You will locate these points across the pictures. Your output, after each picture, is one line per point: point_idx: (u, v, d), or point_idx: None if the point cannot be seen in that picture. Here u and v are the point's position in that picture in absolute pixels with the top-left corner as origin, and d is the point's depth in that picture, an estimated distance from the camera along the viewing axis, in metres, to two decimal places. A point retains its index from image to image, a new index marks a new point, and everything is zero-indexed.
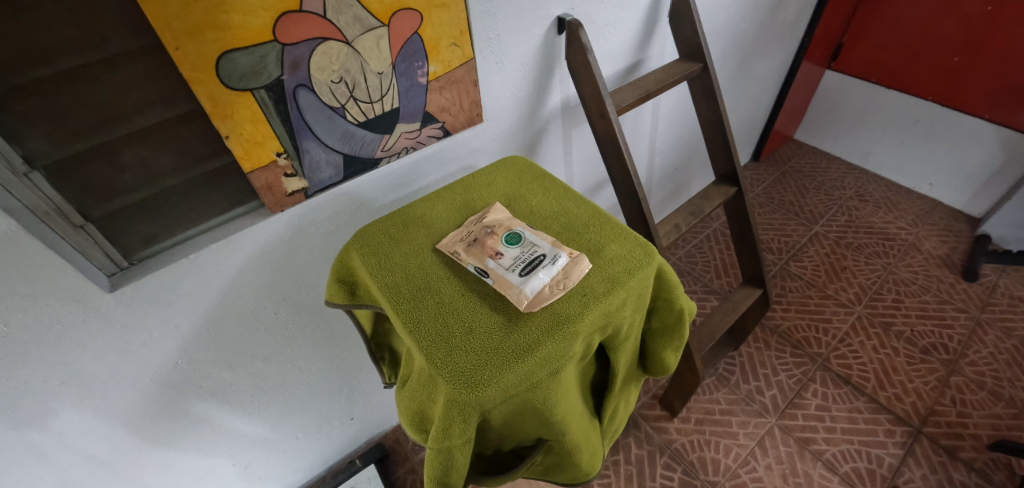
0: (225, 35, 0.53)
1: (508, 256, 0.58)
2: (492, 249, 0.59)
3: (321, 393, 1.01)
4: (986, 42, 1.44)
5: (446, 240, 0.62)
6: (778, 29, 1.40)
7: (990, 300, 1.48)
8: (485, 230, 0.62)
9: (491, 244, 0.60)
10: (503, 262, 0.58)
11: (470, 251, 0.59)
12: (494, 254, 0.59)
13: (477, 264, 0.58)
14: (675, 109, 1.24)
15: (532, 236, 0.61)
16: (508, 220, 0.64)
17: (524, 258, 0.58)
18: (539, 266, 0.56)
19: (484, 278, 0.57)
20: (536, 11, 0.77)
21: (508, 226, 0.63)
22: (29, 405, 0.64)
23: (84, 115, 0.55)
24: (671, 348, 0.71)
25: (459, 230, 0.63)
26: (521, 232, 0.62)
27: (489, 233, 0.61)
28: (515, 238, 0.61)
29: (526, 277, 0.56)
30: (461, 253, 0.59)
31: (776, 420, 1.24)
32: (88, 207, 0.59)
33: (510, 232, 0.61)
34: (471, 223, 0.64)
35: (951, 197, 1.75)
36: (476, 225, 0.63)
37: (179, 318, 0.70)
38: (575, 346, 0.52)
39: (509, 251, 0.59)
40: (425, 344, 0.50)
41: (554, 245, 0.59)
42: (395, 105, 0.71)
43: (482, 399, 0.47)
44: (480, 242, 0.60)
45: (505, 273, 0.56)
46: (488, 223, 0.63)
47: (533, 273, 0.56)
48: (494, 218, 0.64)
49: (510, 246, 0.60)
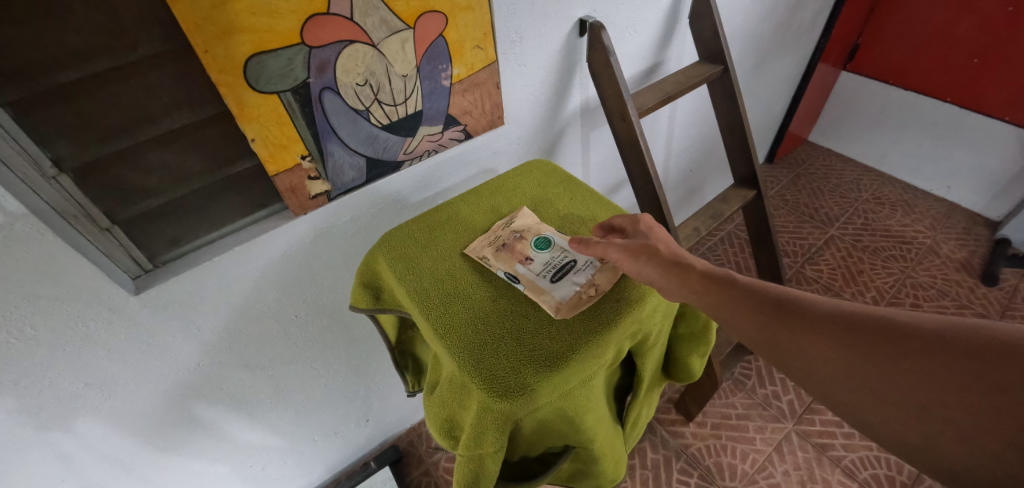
0: (254, 38, 0.53)
1: (538, 261, 0.59)
2: (522, 254, 0.60)
3: (336, 396, 1.01)
4: (1006, 43, 1.41)
5: (474, 246, 0.61)
6: (796, 30, 1.38)
7: (1011, 305, 1.45)
8: (513, 235, 0.62)
9: (520, 248, 0.60)
10: (533, 268, 0.58)
11: (499, 255, 0.60)
12: (523, 259, 0.59)
13: (507, 270, 0.58)
14: (692, 110, 1.23)
15: (561, 241, 0.62)
16: (535, 224, 0.64)
17: (553, 264, 0.59)
18: (570, 271, 0.58)
19: (514, 283, 0.57)
20: (559, 13, 0.76)
21: (537, 230, 0.63)
22: (53, 408, 0.65)
23: (111, 118, 0.55)
24: (697, 353, 0.70)
25: (486, 235, 0.63)
26: (550, 236, 0.63)
27: (518, 238, 0.62)
28: (546, 242, 0.62)
29: (556, 283, 0.57)
30: (490, 258, 0.59)
31: (794, 425, 1.22)
32: (116, 209, 0.59)
33: (539, 237, 0.62)
34: (498, 227, 0.64)
35: (970, 199, 1.72)
36: (504, 230, 0.63)
37: (202, 320, 0.70)
38: (608, 352, 0.52)
39: (538, 256, 0.60)
40: (457, 350, 0.50)
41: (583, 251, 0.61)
42: (419, 108, 0.70)
43: (518, 407, 0.47)
44: (509, 247, 0.60)
45: (535, 279, 0.57)
46: (515, 227, 0.63)
47: (564, 279, 0.57)
48: (523, 221, 0.64)
49: (540, 251, 0.60)
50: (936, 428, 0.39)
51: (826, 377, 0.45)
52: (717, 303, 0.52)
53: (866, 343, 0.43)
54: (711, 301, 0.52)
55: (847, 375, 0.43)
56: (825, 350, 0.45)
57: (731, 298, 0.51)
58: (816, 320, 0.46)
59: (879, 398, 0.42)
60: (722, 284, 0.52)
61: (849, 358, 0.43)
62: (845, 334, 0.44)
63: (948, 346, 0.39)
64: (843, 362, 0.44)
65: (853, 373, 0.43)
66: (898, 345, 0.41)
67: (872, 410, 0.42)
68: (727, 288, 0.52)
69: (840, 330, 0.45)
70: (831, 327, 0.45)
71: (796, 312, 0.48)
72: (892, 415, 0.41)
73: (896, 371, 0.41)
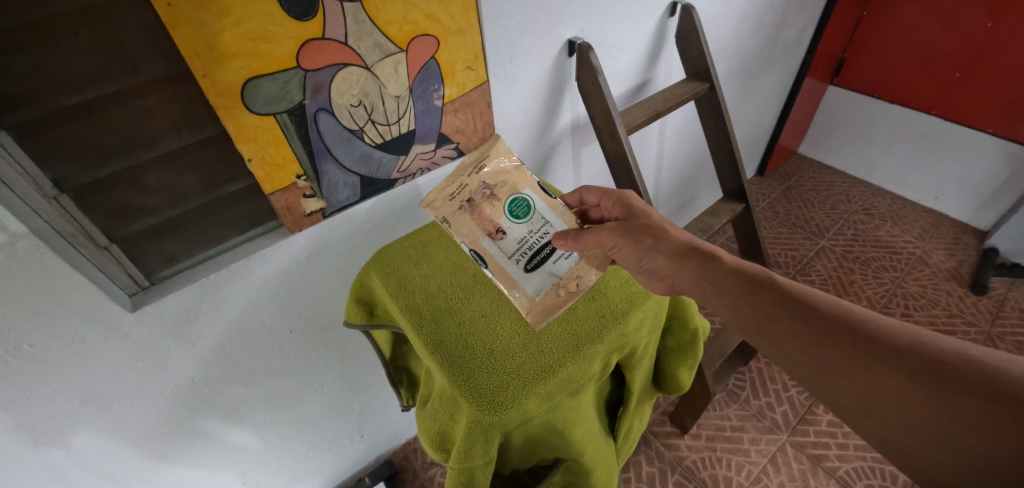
0: (252, 62, 0.55)
1: (511, 236, 0.58)
2: (493, 225, 0.58)
3: (330, 411, 1.00)
4: (987, 57, 1.45)
5: (433, 197, 0.60)
6: (782, 46, 1.42)
7: (1000, 313, 1.47)
8: (483, 190, 0.59)
9: (492, 216, 0.58)
10: (504, 246, 0.57)
11: (466, 225, 0.58)
12: (494, 231, 0.58)
13: (474, 246, 0.58)
14: (681, 126, 1.26)
15: (536, 205, 0.59)
16: (510, 174, 0.60)
17: (528, 241, 0.57)
18: (544, 260, 0.57)
19: (480, 264, 0.57)
20: (548, 35, 0.79)
21: (513, 185, 0.60)
22: (47, 425, 0.65)
23: (111, 140, 0.56)
24: (685, 366, 0.72)
25: (449, 181, 0.60)
26: (525, 198, 0.59)
27: (489, 196, 0.59)
28: (519, 205, 0.59)
29: (530, 272, 0.57)
30: (454, 222, 0.58)
31: (788, 436, 1.22)
32: (114, 228, 0.60)
33: (512, 198, 0.59)
34: (465, 172, 0.60)
35: (958, 210, 1.76)
36: (472, 181, 0.60)
37: (197, 337, 0.71)
38: (593, 367, 0.54)
39: (511, 229, 0.58)
40: (447, 366, 0.53)
41: (561, 222, 0.59)
42: (411, 127, 0.72)
43: (505, 420, 0.49)
44: (478, 211, 0.58)
45: (507, 265, 0.57)
46: (486, 179, 0.60)
47: (540, 267, 0.57)
48: (494, 167, 0.61)
49: (514, 220, 0.58)
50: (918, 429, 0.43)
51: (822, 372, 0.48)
52: (742, 297, 0.55)
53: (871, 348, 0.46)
54: (734, 294, 0.55)
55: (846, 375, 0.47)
56: (838, 351, 0.47)
57: (758, 293, 0.54)
58: (840, 325, 0.49)
59: (878, 399, 0.45)
60: (752, 281, 0.55)
61: (852, 354, 0.47)
62: (865, 343, 0.47)
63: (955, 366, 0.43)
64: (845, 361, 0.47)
65: (864, 376, 0.46)
66: (918, 363, 0.44)
67: (868, 408, 0.46)
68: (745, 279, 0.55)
69: (865, 341, 0.47)
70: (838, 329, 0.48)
71: (803, 308, 0.51)
72: (886, 415, 0.45)
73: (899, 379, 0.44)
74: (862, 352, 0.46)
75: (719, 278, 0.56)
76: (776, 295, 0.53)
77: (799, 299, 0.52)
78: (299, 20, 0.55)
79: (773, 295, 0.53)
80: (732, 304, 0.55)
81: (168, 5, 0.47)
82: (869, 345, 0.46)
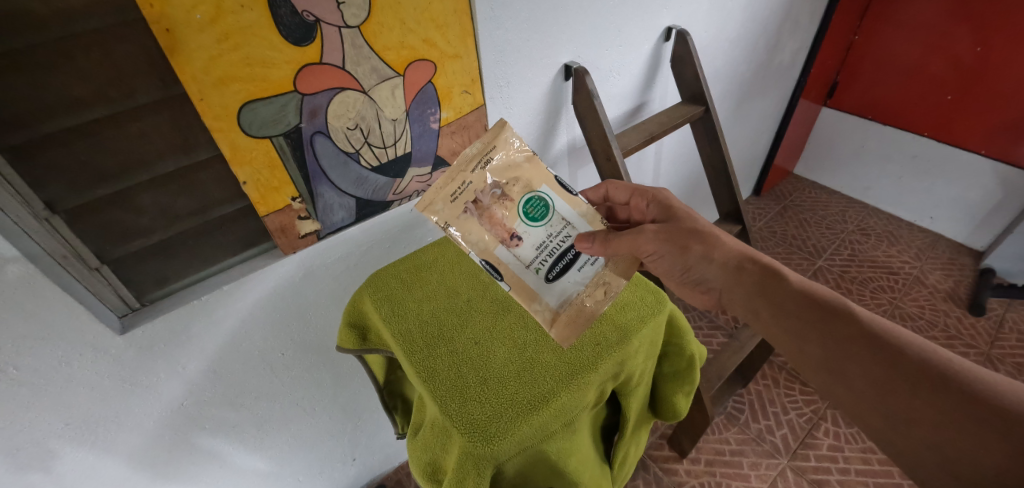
0: (249, 87, 0.55)
1: (528, 242, 0.55)
2: (507, 230, 0.55)
3: (322, 434, 0.99)
4: (978, 80, 1.47)
5: (429, 198, 0.55)
6: (775, 70, 1.44)
7: (999, 335, 1.47)
8: (492, 190, 0.55)
9: (505, 221, 0.55)
10: (522, 255, 0.55)
11: (476, 231, 0.55)
12: (508, 237, 0.55)
13: (485, 257, 0.55)
14: (677, 147, 1.27)
15: (552, 204, 0.56)
16: (523, 167, 0.56)
17: (547, 246, 0.56)
18: (567, 269, 0.56)
19: (497, 279, 0.55)
20: (544, 59, 0.80)
21: (525, 182, 0.56)
22: (30, 450, 0.64)
23: (106, 163, 0.56)
24: (681, 392, 0.71)
25: (447, 177, 0.55)
26: (540, 196, 0.56)
27: (500, 197, 0.55)
28: (534, 205, 0.56)
29: (552, 282, 0.55)
30: (461, 227, 0.55)
31: (788, 461, 1.20)
32: (105, 250, 0.60)
33: (525, 198, 0.56)
34: (468, 166, 0.55)
35: (953, 230, 1.77)
36: (479, 177, 0.55)
37: (187, 359, 0.70)
38: (588, 396, 0.55)
39: (527, 234, 0.55)
40: (440, 395, 0.54)
41: (582, 221, 0.57)
42: (408, 150, 0.72)
43: (496, 452, 0.49)
44: (488, 215, 0.55)
45: (528, 276, 0.55)
46: (494, 176, 0.55)
47: (562, 277, 0.56)
48: (504, 159, 0.56)
49: (529, 223, 0.56)
50: (928, 444, 0.45)
51: (848, 381, 0.50)
52: (809, 327, 0.54)
53: (900, 366, 0.48)
54: (799, 322, 0.54)
55: (869, 386, 0.49)
56: (865, 365, 0.49)
57: (829, 324, 0.53)
58: (924, 372, 0.47)
59: (894, 413, 0.47)
60: (823, 311, 0.54)
61: (880, 368, 0.49)
62: (951, 396, 0.45)
63: (981, 396, 0.44)
64: (871, 375, 0.49)
65: (888, 390, 0.48)
66: (959, 395, 0.45)
67: (879, 419, 0.48)
68: (789, 287, 0.57)
69: (934, 382, 0.46)
70: (874, 344, 0.50)
71: (842, 319, 0.53)
72: (896, 428, 0.47)
73: (920, 399, 0.46)
74: (946, 405, 0.45)
75: (781, 302, 0.56)
76: (852, 328, 0.52)
77: (878, 336, 0.50)
78: (298, 45, 0.55)
79: (847, 328, 0.52)
80: (799, 334, 0.54)
81: (167, 31, 0.48)
82: (955, 398, 0.45)
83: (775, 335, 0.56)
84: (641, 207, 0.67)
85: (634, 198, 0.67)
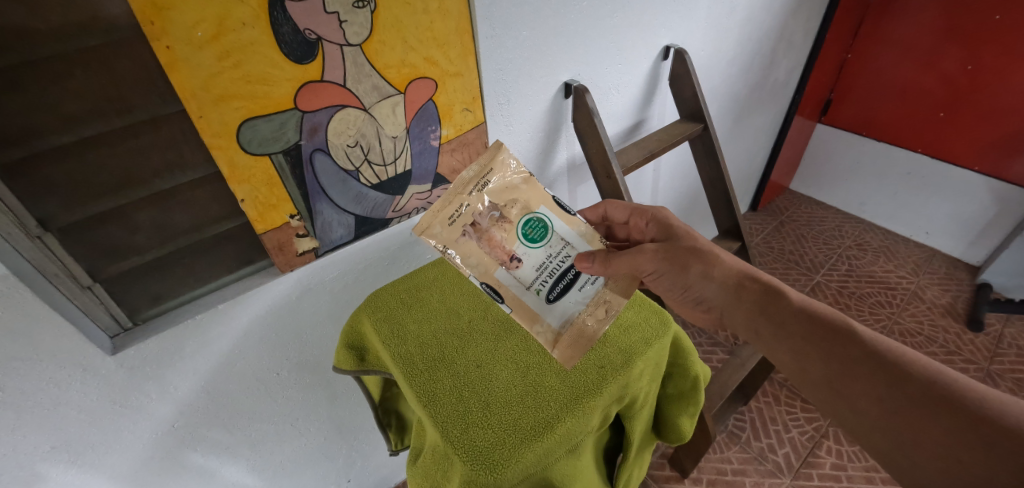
0: (249, 104, 0.55)
1: (527, 263, 0.55)
2: (506, 252, 0.54)
3: (317, 455, 0.96)
4: (970, 97, 1.49)
5: (425, 224, 0.54)
6: (771, 87, 1.45)
7: (998, 350, 1.46)
8: (491, 213, 0.54)
9: (504, 242, 0.54)
10: (522, 276, 0.54)
11: (475, 253, 0.54)
12: (507, 259, 0.54)
13: (488, 282, 0.54)
14: (675, 164, 1.27)
15: (550, 224, 0.56)
16: (520, 187, 0.55)
17: (548, 267, 0.55)
18: (567, 289, 0.55)
19: (497, 302, 0.54)
20: (545, 78, 0.80)
21: (524, 203, 0.55)
22: (12, 474, 0.61)
23: (101, 179, 0.55)
24: (686, 414, 0.70)
25: (442, 201, 0.54)
26: (539, 218, 0.55)
27: (499, 219, 0.54)
28: (533, 226, 0.55)
29: (553, 302, 0.55)
30: (459, 251, 0.54)
31: (791, 480, 1.18)
32: (97, 269, 0.58)
33: (526, 219, 0.55)
34: (465, 188, 0.54)
35: (949, 246, 1.78)
36: (476, 198, 0.54)
37: (179, 379, 0.69)
38: (592, 421, 0.54)
39: (527, 255, 0.55)
40: (441, 420, 0.53)
41: (582, 241, 0.57)
42: (408, 167, 0.72)
43: (500, 481, 0.48)
44: (488, 238, 0.54)
45: (528, 297, 0.54)
46: (491, 198, 0.55)
47: (562, 297, 0.55)
48: (501, 181, 0.55)
49: (529, 244, 0.55)
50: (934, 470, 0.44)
51: (853, 402, 0.49)
52: (811, 347, 0.53)
53: (903, 388, 0.47)
54: (802, 340, 0.54)
55: (873, 406, 0.48)
56: (867, 386, 0.49)
57: (832, 344, 0.52)
58: (930, 394, 0.46)
59: (900, 437, 0.46)
60: (825, 329, 0.53)
61: (883, 388, 0.48)
62: (958, 418, 0.44)
63: (987, 418, 0.43)
64: (876, 396, 0.48)
65: (894, 411, 0.47)
66: (968, 417, 0.44)
67: (884, 441, 0.47)
68: (792, 305, 0.56)
69: (940, 403, 0.45)
70: (878, 364, 0.49)
71: (844, 339, 0.52)
72: (901, 451, 0.46)
73: (926, 422, 0.45)
74: (952, 427, 0.44)
75: (783, 320, 0.55)
76: (855, 348, 0.51)
77: (881, 355, 0.50)
78: (299, 63, 0.55)
79: (851, 348, 0.51)
80: (800, 353, 0.53)
81: (168, 48, 0.48)
82: (963, 419, 0.44)
83: (777, 354, 0.56)
84: (640, 226, 0.66)
85: (634, 217, 0.67)
